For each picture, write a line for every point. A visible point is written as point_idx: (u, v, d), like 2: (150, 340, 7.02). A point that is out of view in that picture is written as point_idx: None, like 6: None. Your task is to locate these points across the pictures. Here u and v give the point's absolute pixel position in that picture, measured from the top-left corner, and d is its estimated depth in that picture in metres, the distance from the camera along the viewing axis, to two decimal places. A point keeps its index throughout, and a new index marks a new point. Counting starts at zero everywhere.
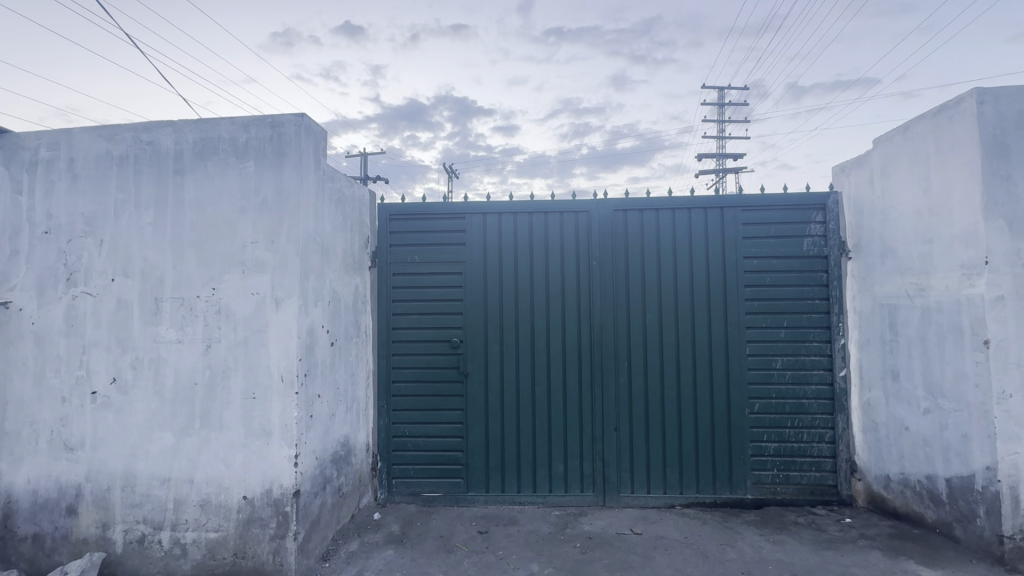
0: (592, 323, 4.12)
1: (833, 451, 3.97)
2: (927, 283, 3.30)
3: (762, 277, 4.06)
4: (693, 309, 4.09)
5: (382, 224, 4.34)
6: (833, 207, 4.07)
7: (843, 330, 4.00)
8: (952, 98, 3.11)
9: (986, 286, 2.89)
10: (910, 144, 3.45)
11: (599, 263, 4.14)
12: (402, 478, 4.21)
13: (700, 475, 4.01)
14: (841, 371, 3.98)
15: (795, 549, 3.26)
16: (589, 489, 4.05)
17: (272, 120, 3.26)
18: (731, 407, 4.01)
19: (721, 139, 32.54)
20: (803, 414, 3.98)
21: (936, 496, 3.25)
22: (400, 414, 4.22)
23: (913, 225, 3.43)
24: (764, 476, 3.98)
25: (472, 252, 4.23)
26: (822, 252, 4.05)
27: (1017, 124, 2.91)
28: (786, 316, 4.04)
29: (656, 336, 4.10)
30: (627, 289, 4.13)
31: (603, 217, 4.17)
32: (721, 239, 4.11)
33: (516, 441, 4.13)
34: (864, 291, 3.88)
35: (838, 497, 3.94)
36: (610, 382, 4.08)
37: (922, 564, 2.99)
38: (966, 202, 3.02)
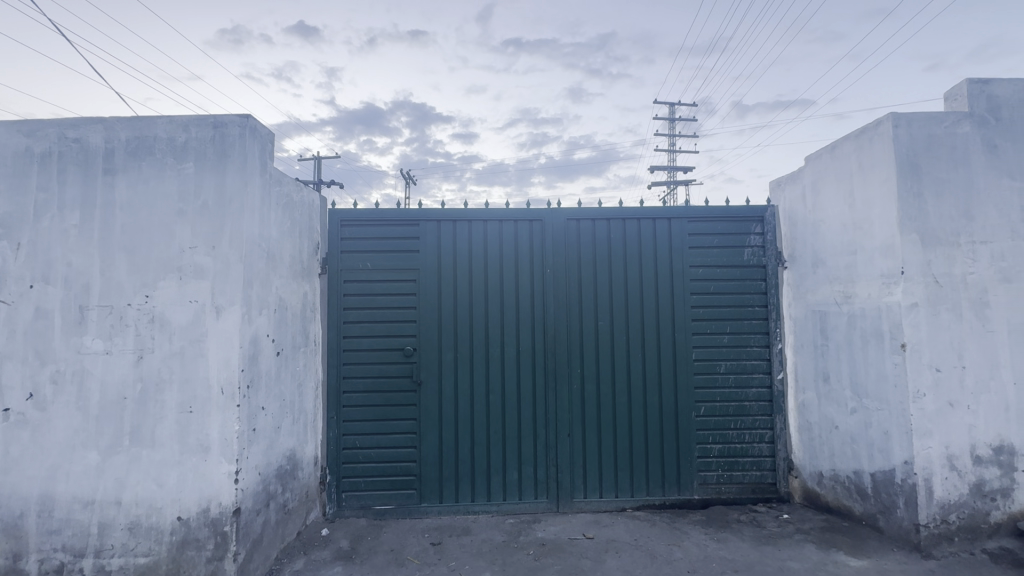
0: (546, 330, 4.17)
1: (772, 450, 4.18)
2: (852, 291, 3.56)
3: (706, 285, 4.25)
4: (643, 315, 4.22)
5: (333, 230, 4.23)
6: (770, 219, 4.33)
7: (781, 336, 4.24)
8: (871, 121, 3.38)
9: (902, 294, 3.14)
10: (837, 162, 3.72)
11: (552, 271, 4.20)
12: (352, 491, 4.09)
13: (650, 477, 4.12)
14: (779, 374, 4.21)
15: (737, 546, 3.40)
16: (543, 496, 4.08)
17: (214, 121, 3.13)
18: (679, 411, 4.16)
19: (671, 152, 33.88)
20: (745, 416, 4.18)
21: (862, 490, 3.48)
22: (350, 425, 4.11)
23: (839, 237, 3.69)
24: (710, 476, 4.14)
25: (426, 259, 4.20)
26: (761, 262, 4.29)
27: (926, 147, 3.20)
28: (729, 322, 4.24)
29: (608, 343, 4.20)
30: (580, 297, 4.21)
31: (556, 226, 4.24)
32: (669, 248, 4.27)
33: (470, 450, 4.11)
34: (798, 298, 4.14)
35: (777, 494, 4.15)
36: (563, 389, 4.13)
37: (850, 554, 3.18)
38: (884, 216, 3.28)
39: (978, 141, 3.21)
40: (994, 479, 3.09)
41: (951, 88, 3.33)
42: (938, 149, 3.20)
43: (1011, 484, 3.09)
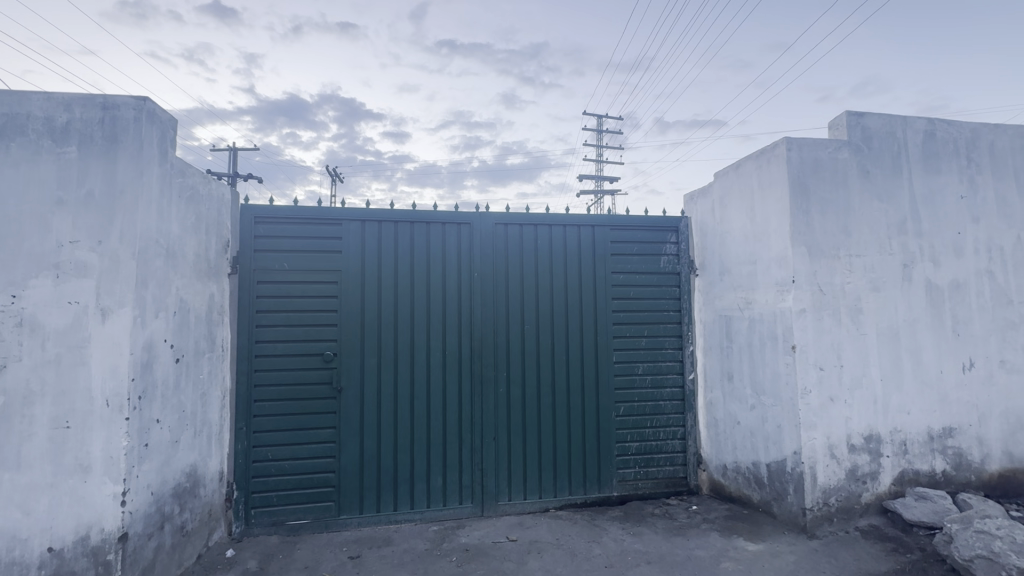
0: (473, 334, 4.15)
1: (684, 446, 4.46)
2: (752, 297, 3.89)
3: (627, 290, 4.46)
4: (568, 319, 4.34)
5: (245, 227, 3.95)
6: (684, 230, 4.64)
7: (692, 338, 4.55)
8: (769, 144, 3.72)
9: (793, 301, 3.49)
10: (741, 179, 4.06)
11: (480, 275, 4.20)
12: (262, 507, 3.82)
13: (572, 477, 4.23)
14: (690, 374, 4.51)
15: (651, 539, 3.59)
16: (468, 500, 4.05)
17: (103, 102, 2.82)
18: (600, 411, 4.32)
19: (599, 163, 35.34)
20: (660, 414, 4.43)
21: (759, 480, 3.81)
22: (262, 436, 3.84)
23: (742, 248, 4.02)
24: (628, 473, 4.33)
25: (349, 260, 4.03)
26: (675, 269, 4.59)
27: (813, 169, 3.58)
28: (647, 326, 4.47)
29: (534, 346, 4.27)
30: (507, 301, 4.25)
31: (484, 230, 4.25)
32: (593, 254, 4.43)
33: (393, 458, 3.99)
34: (707, 303, 4.46)
35: (688, 487, 4.43)
36: (490, 393, 4.14)
37: (749, 540, 3.46)
38: (779, 230, 3.62)
39: (854, 167, 3.65)
40: (865, 464, 3.50)
41: (833, 118, 3.74)
42: (823, 172, 3.59)
43: (878, 468, 3.52)
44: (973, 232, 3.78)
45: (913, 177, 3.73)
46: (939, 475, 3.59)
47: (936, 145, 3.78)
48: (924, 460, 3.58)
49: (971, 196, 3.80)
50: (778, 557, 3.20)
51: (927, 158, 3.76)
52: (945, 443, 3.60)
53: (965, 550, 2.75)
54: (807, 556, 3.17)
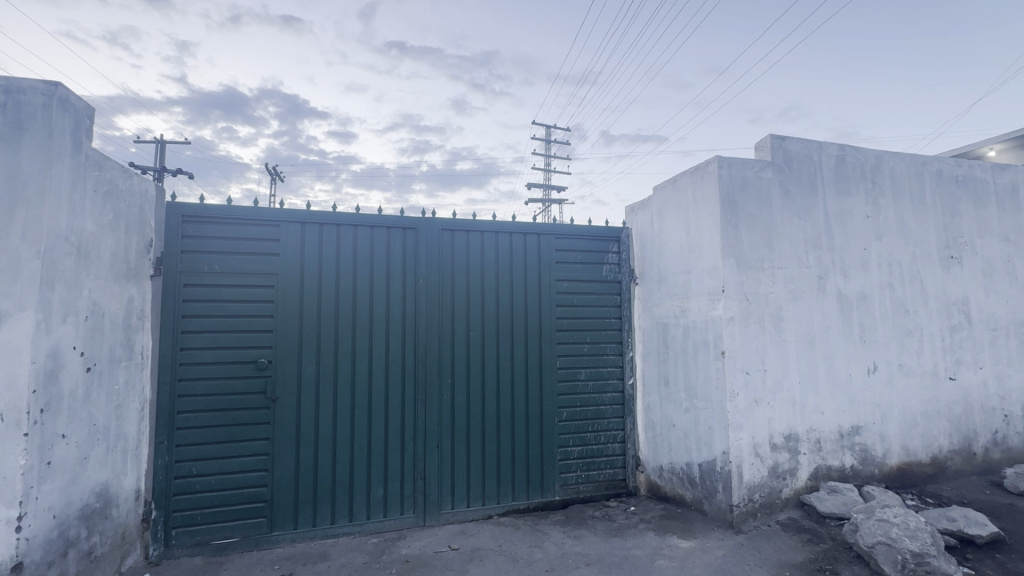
0: (417, 341, 4.10)
1: (623, 449, 4.62)
2: (687, 305, 4.10)
3: (570, 298, 4.57)
4: (513, 326, 4.39)
5: (172, 226, 3.69)
6: (625, 240, 4.83)
7: (632, 344, 4.73)
8: (703, 161, 3.96)
9: (722, 309, 3.72)
10: (677, 193, 4.28)
11: (425, 281, 4.16)
12: (185, 526, 3.56)
13: (516, 483, 4.26)
14: (630, 379, 4.69)
15: (590, 540, 3.68)
16: (409, 510, 3.97)
17: (5, 84, 2.55)
18: (544, 417, 4.38)
19: (547, 172, 36.03)
20: (601, 419, 4.56)
21: (692, 479, 4.00)
22: (186, 450, 3.59)
23: (677, 259, 4.24)
24: (570, 477, 4.41)
25: (287, 264, 3.87)
26: (617, 278, 4.76)
27: (741, 187, 3.84)
28: (589, 333, 4.60)
29: (479, 353, 4.27)
30: (453, 307, 4.24)
31: (430, 235, 4.21)
32: (538, 262, 4.51)
33: (331, 469, 3.85)
34: (645, 311, 4.66)
35: (627, 489, 4.58)
36: (434, 400, 4.09)
37: (682, 537, 3.62)
38: (711, 243, 3.85)
39: (776, 186, 3.95)
40: (785, 462, 3.76)
41: (759, 140, 4.04)
42: (749, 190, 3.86)
43: (796, 465, 3.80)
44: (877, 248, 4.19)
45: (827, 197, 4.09)
46: (848, 470, 3.93)
47: (846, 169, 4.17)
48: (836, 456, 3.90)
49: (875, 216, 4.21)
50: (708, 553, 3.37)
51: (838, 180, 4.13)
52: (853, 440, 3.95)
53: (869, 537, 3.03)
54: (733, 550, 3.36)
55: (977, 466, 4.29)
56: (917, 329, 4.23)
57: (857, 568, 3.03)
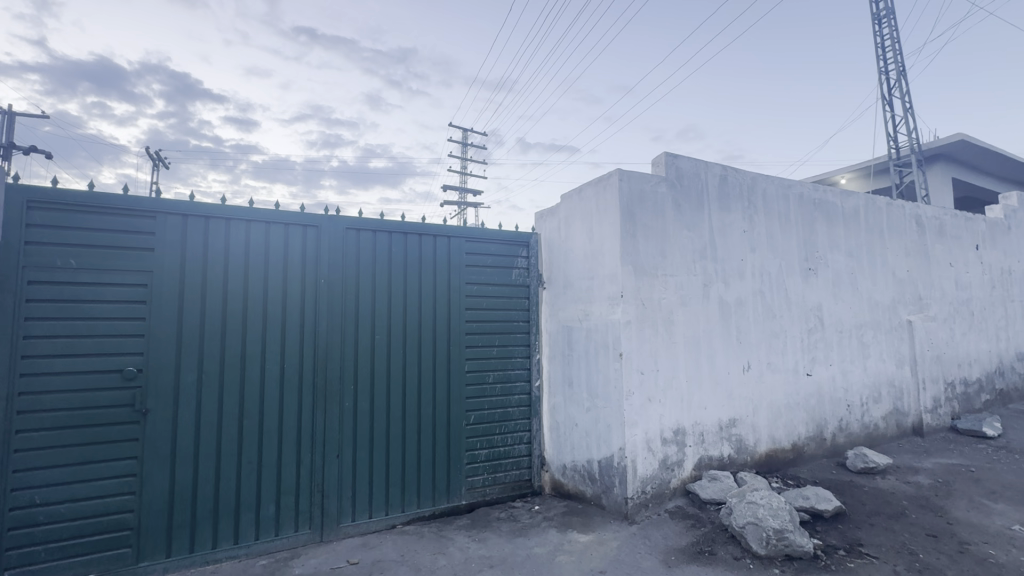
0: (317, 346, 3.86)
1: (529, 449, 4.72)
2: (589, 309, 4.29)
3: (480, 301, 4.59)
4: (421, 329, 4.30)
5: (14, 213, 3.14)
6: (534, 245, 4.96)
7: (539, 347, 4.87)
8: (605, 174, 4.19)
9: (620, 314, 3.94)
10: (582, 203, 4.48)
11: (328, 282, 3.94)
12: (24, 565, 3.03)
13: (421, 490, 4.17)
14: (537, 381, 4.81)
15: (494, 542, 3.70)
16: (305, 526, 3.73)
17: None
18: (451, 421, 4.34)
19: (463, 176, 36.03)
20: (508, 421, 4.63)
21: (592, 475, 4.19)
22: (28, 476, 3.05)
23: (581, 265, 4.43)
24: (476, 481, 4.41)
25: (164, 260, 3.46)
26: (526, 282, 4.87)
27: (638, 199, 4.11)
28: (498, 336, 4.65)
29: (384, 358, 4.13)
30: (357, 310, 4.05)
31: (332, 234, 4.00)
32: (448, 265, 4.48)
33: (214, 487, 3.49)
34: (552, 315, 4.82)
35: (532, 489, 4.68)
36: (334, 407, 3.88)
37: (581, 532, 3.78)
38: (612, 250, 4.08)
39: (669, 200, 4.28)
40: (673, 454, 4.08)
41: (654, 157, 4.35)
42: (646, 202, 4.15)
43: (683, 456, 4.13)
44: (751, 259, 4.70)
45: (711, 212, 4.51)
46: (726, 459, 4.35)
47: (727, 188, 4.63)
48: (716, 447, 4.31)
49: (750, 230, 4.73)
50: (604, 545, 3.54)
51: (721, 197, 4.58)
52: (731, 431, 4.39)
53: (740, 518, 3.38)
54: (627, 540, 3.57)
55: (827, 450, 4.97)
56: (782, 332, 4.80)
57: (731, 547, 3.35)
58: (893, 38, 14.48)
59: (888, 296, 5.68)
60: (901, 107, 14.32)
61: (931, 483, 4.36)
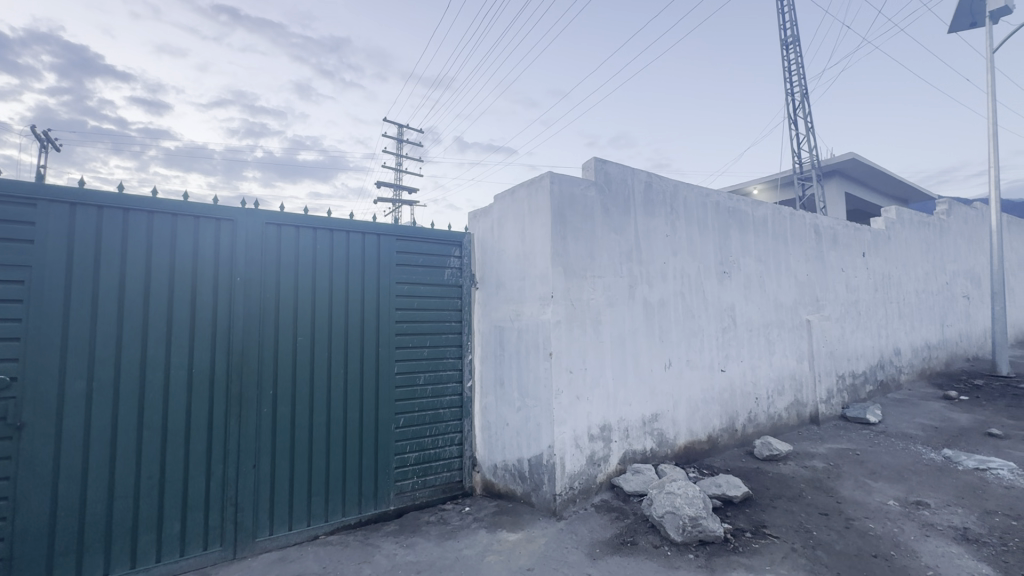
0: (231, 349, 3.59)
1: (460, 450, 4.69)
2: (521, 310, 4.33)
3: (411, 301, 4.49)
4: (347, 331, 4.13)
5: None
6: (466, 245, 4.93)
7: (471, 348, 4.86)
8: (537, 176, 4.25)
9: (550, 314, 4.02)
10: (515, 204, 4.52)
11: (244, 281, 3.68)
12: None
13: (346, 498, 4.01)
14: (468, 382, 4.80)
15: (423, 547, 3.63)
16: (216, 544, 3.45)
17: None
18: (379, 425, 4.21)
19: (397, 172, 35.19)
20: (439, 422, 4.56)
21: (522, 474, 4.24)
22: None
23: (513, 265, 4.47)
24: (405, 485, 4.31)
25: (47, 254, 3.07)
26: (458, 282, 4.84)
27: (569, 202, 4.21)
28: (430, 336, 4.58)
29: (307, 361, 3.93)
30: (277, 311, 3.82)
31: (250, 229, 3.74)
32: (377, 264, 4.34)
33: (106, 507, 3.14)
34: (484, 316, 4.82)
35: (463, 490, 4.65)
36: (250, 414, 3.63)
37: (510, 531, 3.81)
38: (543, 252, 4.14)
39: (598, 204, 4.42)
40: (600, 450, 4.22)
41: (585, 162, 4.48)
42: (576, 205, 4.25)
43: (609, 452, 4.28)
44: (672, 262, 4.97)
45: (637, 217, 4.72)
46: (648, 452, 4.56)
47: (652, 194, 4.86)
48: (639, 442, 4.51)
49: (672, 235, 4.99)
50: (533, 542, 3.59)
51: (646, 203, 4.80)
52: (653, 426, 4.61)
53: (660, 508, 3.56)
54: (555, 536, 3.64)
55: (738, 440, 5.36)
56: (700, 331, 5.12)
57: (651, 536, 3.52)
58: (799, 64, 15.92)
59: (791, 298, 6.23)
60: (804, 127, 15.78)
61: (824, 466, 4.84)
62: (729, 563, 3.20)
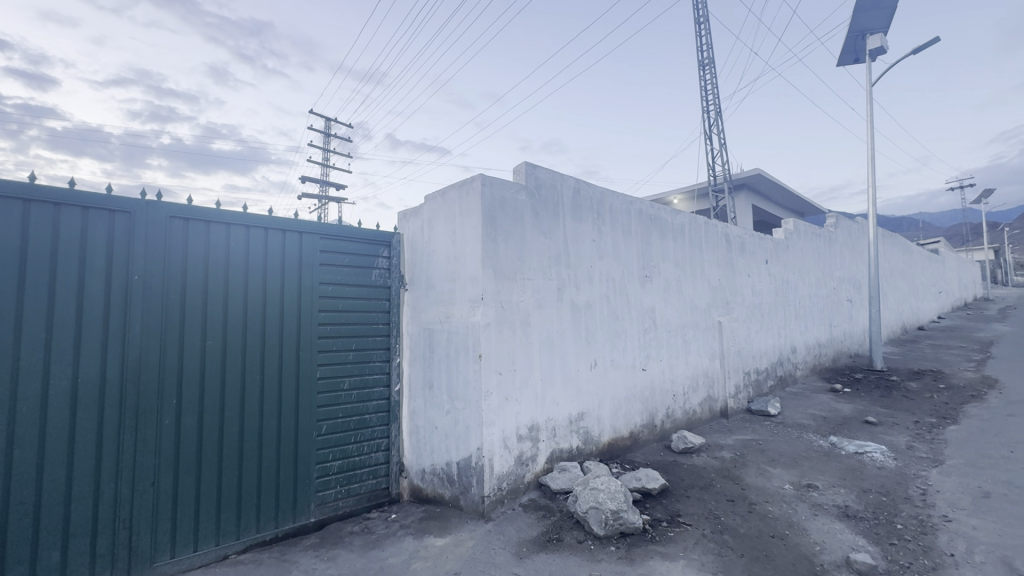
0: (126, 354, 3.24)
1: (387, 456, 4.55)
2: (451, 312, 4.30)
3: (335, 303, 4.30)
4: (264, 334, 3.88)
5: None
6: (395, 245, 4.81)
7: (399, 351, 4.75)
8: (469, 178, 4.25)
9: (480, 316, 4.02)
10: (445, 205, 4.48)
11: (143, 279, 3.34)
12: None
13: (261, 512, 3.76)
14: (396, 386, 4.68)
15: (345, 559, 3.48)
16: (105, 572, 3.10)
17: None
18: (299, 433, 3.99)
19: (323, 168, 33.63)
20: (364, 428, 4.41)
21: (450, 478, 4.20)
22: None
23: (443, 267, 4.42)
24: (327, 495, 4.11)
25: None
26: (386, 283, 4.71)
27: (500, 205, 4.24)
28: (355, 339, 4.41)
29: (217, 367, 3.64)
30: (182, 312, 3.51)
31: (151, 223, 3.40)
32: (299, 263, 4.12)
33: None
34: (413, 318, 4.73)
35: (389, 497, 4.52)
36: (149, 426, 3.30)
37: (437, 536, 3.76)
38: (473, 254, 4.13)
39: (528, 207, 4.50)
40: (528, 450, 4.28)
41: (516, 166, 4.54)
42: (507, 209, 4.30)
43: (536, 451, 4.36)
44: (599, 266, 5.16)
45: (566, 221, 4.85)
46: (574, 450, 4.70)
47: (580, 200, 5.03)
48: (566, 440, 4.63)
49: (598, 239, 5.19)
50: (460, 546, 3.56)
51: (574, 208, 4.96)
52: (579, 425, 4.76)
53: (584, 504, 3.67)
54: (482, 538, 3.65)
55: (657, 435, 5.67)
56: (623, 332, 5.36)
57: (576, 532, 3.63)
58: (713, 84, 17.18)
59: (704, 301, 6.70)
60: (718, 142, 17.05)
61: (732, 457, 5.24)
62: (647, 552, 3.37)
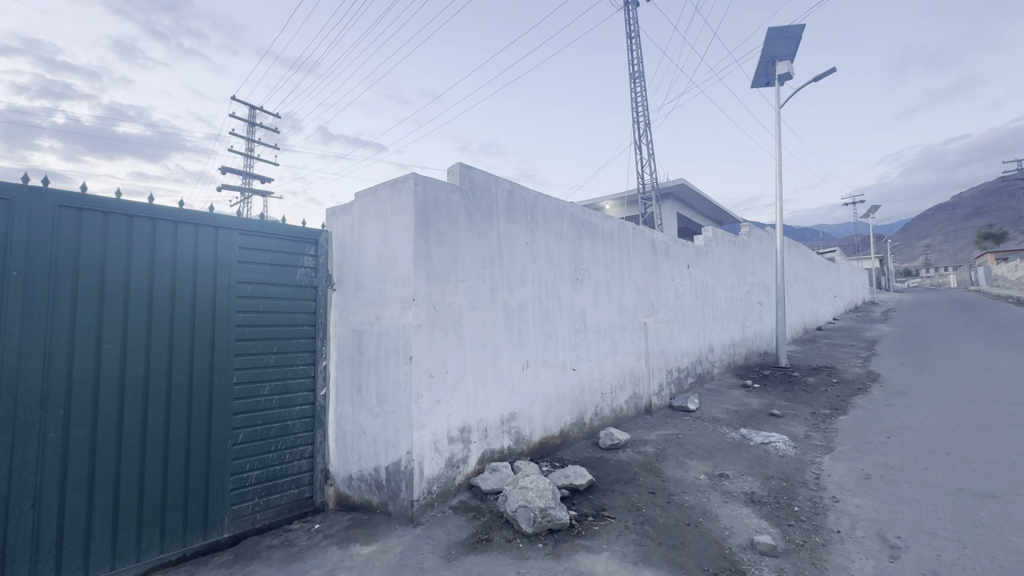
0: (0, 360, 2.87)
1: (311, 464, 4.35)
2: (381, 313, 4.19)
3: (254, 303, 4.05)
4: (172, 336, 3.57)
5: None
6: (323, 243, 4.62)
7: (325, 353, 4.56)
8: (401, 177, 4.17)
9: (412, 317, 3.95)
10: (377, 203, 4.36)
11: (23, 275, 2.98)
12: None
13: (166, 530, 3.46)
14: (322, 390, 4.49)
15: None
16: None
17: None
18: (212, 443, 3.71)
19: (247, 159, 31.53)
20: (286, 435, 4.18)
21: (379, 483, 4.10)
22: None
23: (374, 267, 4.30)
24: (243, 508, 3.86)
25: None
26: (312, 283, 4.50)
27: (433, 205, 4.20)
28: (277, 341, 4.18)
29: (115, 372, 3.30)
30: (73, 313, 3.15)
31: (35, 212, 3.04)
32: (214, 260, 3.84)
33: None
34: (341, 319, 4.57)
35: (313, 506, 4.33)
36: (29, 440, 2.93)
37: (363, 544, 3.64)
38: (405, 254, 4.06)
39: (462, 208, 4.49)
40: (459, 452, 4.27)
41: (450, 166, 4.51)
42: (440, 209, 4.26)
43: (467, 453, 4.35)
44: (531, 268, 5.25)
45: (500, 223, 4.90)
46: (505, 450, 4.75)
47: (514, 203, 5.09)
48: (497, 440, 4.66)
49: (531, 242, 5.28)
50: (387, 553, 3.48)
51: (508, 210, 5.01)
52: (511, 425, 4.81)
53: (514, 503, 3.72)
54: (411, 543, 3.58)
55: (586, 432, 5.86)
56: (554, 333, 5.49)
57: (505, 531, 3.67)
58: (642, 97, 18.04)
59: (631, 303, 7.01)
60: (647, 153, 17.93)
61: (654, 451, 5.53)
62: (573, 547, 3.47)
